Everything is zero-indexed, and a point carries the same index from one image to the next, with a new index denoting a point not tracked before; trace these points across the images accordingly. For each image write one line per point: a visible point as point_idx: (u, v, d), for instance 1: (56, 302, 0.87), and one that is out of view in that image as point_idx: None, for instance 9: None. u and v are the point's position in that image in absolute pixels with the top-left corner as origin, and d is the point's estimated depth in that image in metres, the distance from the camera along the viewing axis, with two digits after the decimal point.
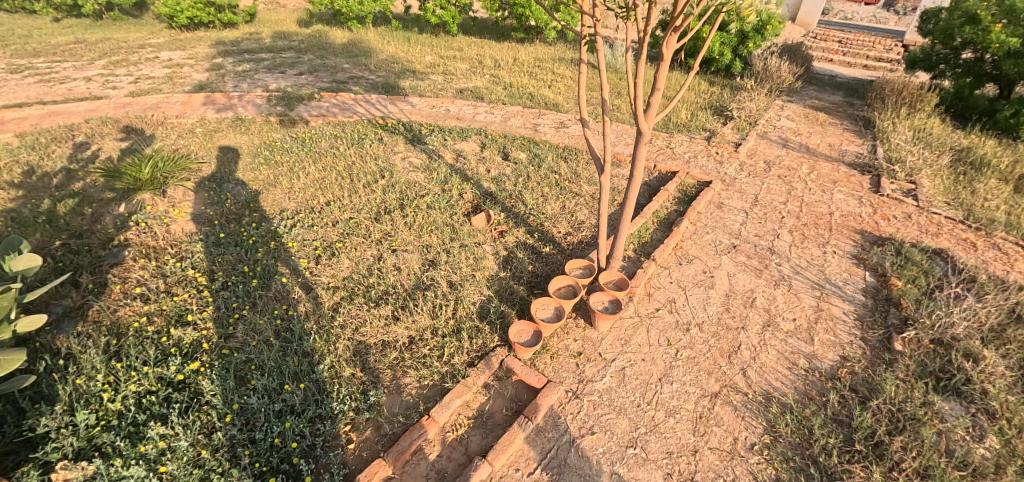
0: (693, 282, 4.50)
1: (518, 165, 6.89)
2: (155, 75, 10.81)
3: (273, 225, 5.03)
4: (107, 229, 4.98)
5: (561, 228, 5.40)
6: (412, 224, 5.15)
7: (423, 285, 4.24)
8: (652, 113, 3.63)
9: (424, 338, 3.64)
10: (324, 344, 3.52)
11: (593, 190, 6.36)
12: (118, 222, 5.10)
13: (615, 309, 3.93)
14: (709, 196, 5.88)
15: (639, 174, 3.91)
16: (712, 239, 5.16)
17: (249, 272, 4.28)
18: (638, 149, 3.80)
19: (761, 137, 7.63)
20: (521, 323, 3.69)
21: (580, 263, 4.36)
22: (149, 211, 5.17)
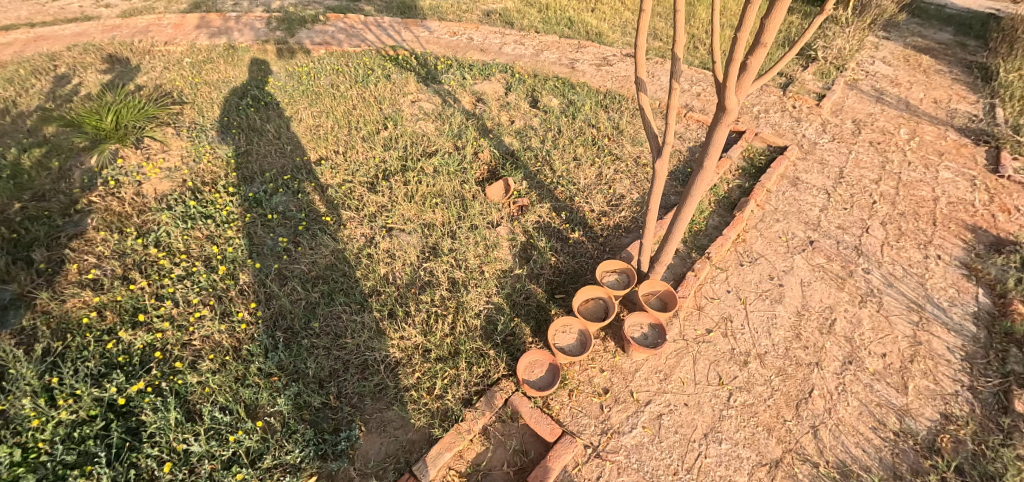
0: (756, 291, 3.63)
1: (547, 115, 5.80)
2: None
3: (254, 190, 4.32)
4: (72, 190, 4.42)
5: (593, 204, 4.47)
6: (415, 193, 4.32)
7: (419, 282, 3.53)
8: (747, 82, 2.53)
9: (416, 360, 3.01)
10: (290, 363, 2.98)
11: (636, 152, 5.30)
12: (86, 180, 4.52)
13: (656, 337, 3.12)
14: (781, 168, 4.78)
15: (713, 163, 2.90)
16: (782, 230, 4.19)
17: (218, 255, 3.68)
18: (718, 131, 2.75)
19: (849, 87, 6.17)
20: (533, 353, 2.98)
21: (619, 265, 3.50)
22: (120, 167, 4.60)
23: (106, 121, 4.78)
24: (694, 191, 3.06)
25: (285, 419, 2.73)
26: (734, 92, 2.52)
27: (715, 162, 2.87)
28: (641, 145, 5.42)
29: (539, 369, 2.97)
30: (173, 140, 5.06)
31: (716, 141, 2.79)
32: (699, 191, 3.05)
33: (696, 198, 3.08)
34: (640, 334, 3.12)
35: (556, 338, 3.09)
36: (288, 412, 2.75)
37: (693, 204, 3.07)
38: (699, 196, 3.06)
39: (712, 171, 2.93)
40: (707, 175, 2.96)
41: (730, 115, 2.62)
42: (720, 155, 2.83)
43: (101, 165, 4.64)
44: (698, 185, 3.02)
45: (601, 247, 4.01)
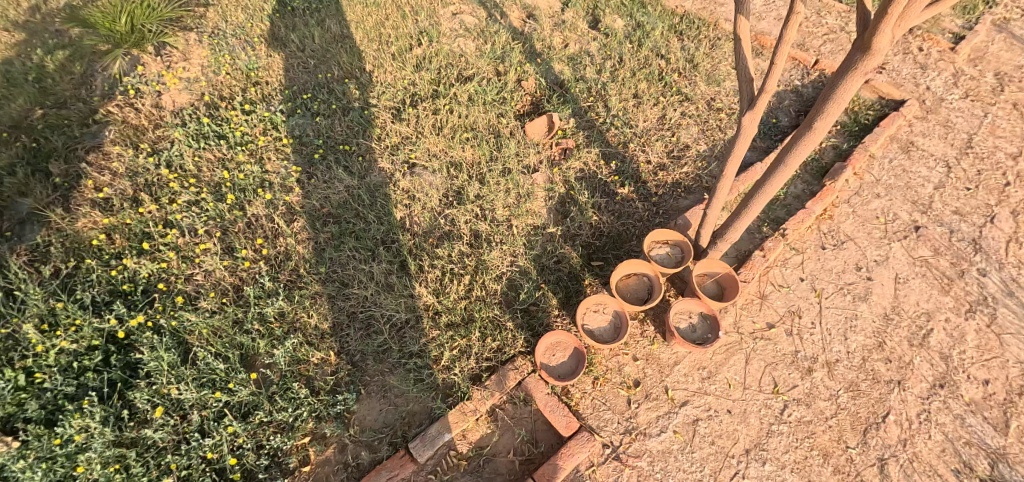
0: (837, 282, 3.12)
1: (608, 39, 4.93)
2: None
3: (270, 110, 3.95)
4: (93, 97, 4.22)
5: (649, 153, 3.81)
6: (444, 126, 3.82)
7: (438, 231, 3.13)
8: (918, 9, 1.67)
9: (424, 324, 2.68)
10: (292, 310, 2.73)
11: (711, 94, 4.48)
12: (107, 87, 4.30)
13: (706, 331, 2.66)
14: (892, 128, 3.99)
15: (825, 126, 2.12)
16: (882, 208, 3.56)
17: (230, 182, 3.41)
18: (848, 81, 1.94)
19: (999, 25, 4.86)
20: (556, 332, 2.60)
21: (674, 235, 2.92)
22: (141, 75, 4.37)
23: (119, 22, 4.49)
24: (788, 159, 2.31)
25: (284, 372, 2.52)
26: (891, 24, 1.70)
27: (829, 124, 2.09)
28: (716, 85, 4.55)
29: (562, 352, 2.60)
30: (192, 49, 4.73)
31: (839, 95, 2.00)
32: (795, 159, 2.31)
33: (789, 169, 2.34)
34: (687, 324, 2.66)
35: (586, 317, 2.67)
36: (285, 365, 2.53)
37: (782, 177, 2.35)
38: (793, 166, 2.32)
39: (821, 135, 2.16)
40: (813, 141, 2.19)
41: (873, 60, 1.81)
42: (840, 115, 2.05)
43: (119, 72, 4.41)
44: (796, 152, 2.26)
45: (652, 208, 3.43)
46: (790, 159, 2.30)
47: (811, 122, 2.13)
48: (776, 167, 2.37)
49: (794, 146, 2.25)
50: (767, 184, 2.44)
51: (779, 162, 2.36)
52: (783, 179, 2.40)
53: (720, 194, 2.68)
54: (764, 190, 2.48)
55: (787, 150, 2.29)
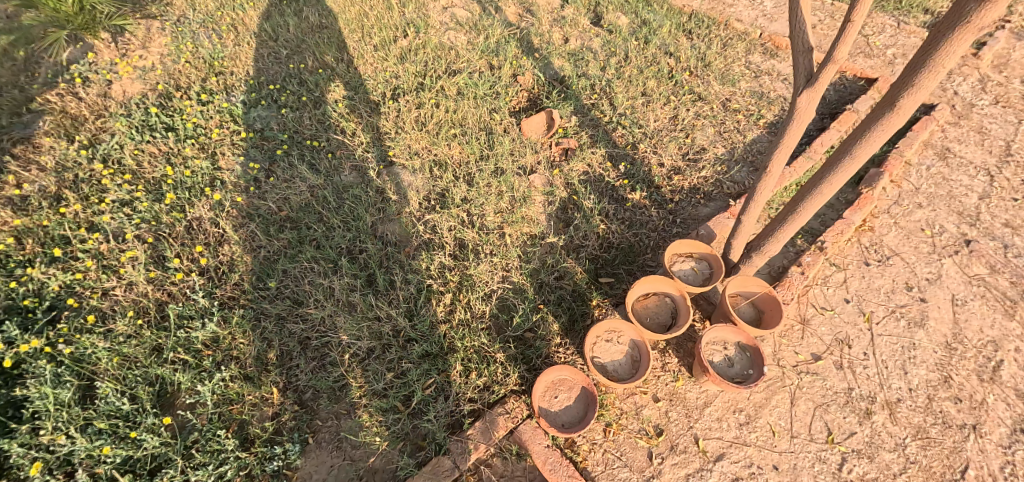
0: (888, 304, 2.62)
1: (612, 36, 4.52)
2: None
3: (230, 101, 3.46)
4: (33, 85, 3.70)
5: (662, 155, 3.35)
6: (429, 121, 3.34)
7: (416, 238, 2.60)
8: None
9: (393, 353, 2.15)
10: (230, 335, 2.20)
11: (727, 94, 4.07)
12: (51, 75, 3.79)
13: (745, 367, 2.08)
14: (926, 131, 3.59)
15: (914, 101, 1.80)
16: (927, 220, 3.10)
17: (174, 179, 2.90)
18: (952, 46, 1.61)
19: None
20: (558, 367, 2.08)
21: (699, 247, 2.41)
22: (92, 63, 3.86)
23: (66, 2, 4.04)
24: (858, 148, 2.02)
25: (210, 418, 1.97)
26: None
27: (916, 103, 1.80)
28: (732, 85, 4.14)
29: (565, 392, 2.07)
30: (152, 35, 4.27)
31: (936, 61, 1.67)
32: (868, 147, 2.01)
33: (859, 159, 2.05)
34: (722, 357, 2.10)
35: (595, 347, 2.13)
36: (213, 407, 1.99)
37: (852, 168, 2.07)
38: (863, 155, 2.04)
39: (902, 115, 1.87)
40: (892, 124, 1.90)
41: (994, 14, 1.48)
42: (930, 92, 1.76)
43: (67, 60, 3.94)
44: (873, 137, 1.96)
45: (667, 217, 2.95)
46: (861, 148, 2.02)
47: (893, 101, 1.83)
48: (841, 158, 2.08)
49: (867, 132, 1.96)
50: (829, 180, 2.15)
51: (844, 152, 2.07)
52: (847, 171, 2.13)
53: (762, 196, 2.27)
54: (823, 187, 2.18)
55: (857, 137, 2.01)
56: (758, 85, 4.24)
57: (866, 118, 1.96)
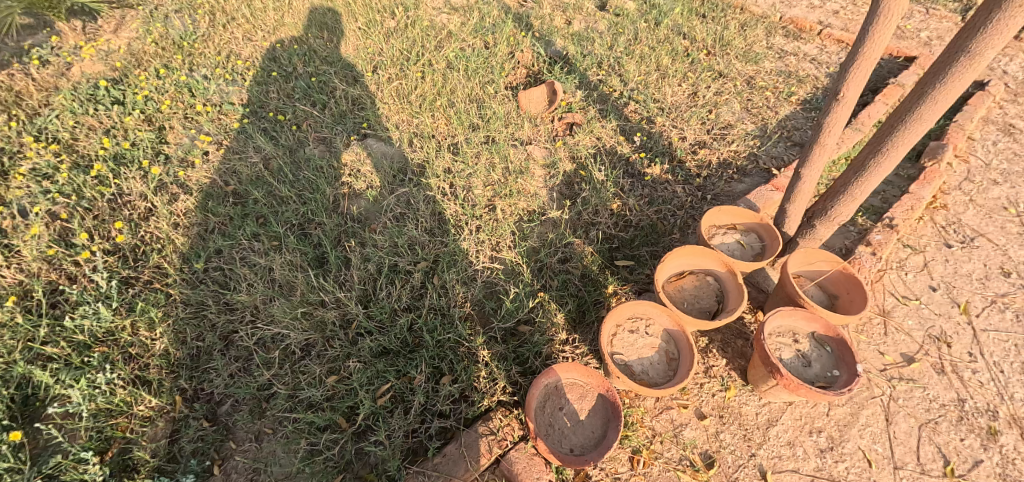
0: (985, 292, 2.05)
1: (619, 18, 4.07)
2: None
3: (191, 75, 3.02)
4: None
5: (684, 129, 2.86)
6: (411, 92, 2.87)
7: (386, 213, 2.09)
8: None
9: (337, 350, 1.61)
10: (132, 325, 1.68)
11: (750, 73, 3.60)
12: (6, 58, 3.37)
13: (828, 366, 1.48)
14: (983, 105, 3.00)
15: None
16: (1010, 196, 2.55)
17: (108, 151, 2.42)
18: None
19: None
20: (565, 365, 1.52)
21: (744, 217, 1.90)
22: (55, 46, 3.40)
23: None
24: (979, 42, 1.32)
25: (89, 437, 1.44)
26: None
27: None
28: (754, 63, 3.67)
29: (575, 401, 1.50)
30: (122, 17, 3.84)
31: None
32: (1000, 36, 1.30)
33: (983, 57, 1.34)
34: (793, 354, 1.51)
35: (614, 339, 1.56)
36: (93, 421, 1.46)
37: (966, 76, 1.36)
38: (986, 56, 1.34)
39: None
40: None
41: None
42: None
43: (28, 44, 3.53)
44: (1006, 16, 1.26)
45: (694, 193, 2.44)
46: (983, 42, 1.31)
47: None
48: (956, 59, 1.38)
49: (993, 14, 1.27)
50: (929, 102, 1.47)
51: (956, 52, 1.38)
52: (960, 87, 1.42)
53: (831, 127, 1.65)
54: (921, 114, 1.50)
55: (976, 26, 1.32)
56: (782, 65, 3.75)
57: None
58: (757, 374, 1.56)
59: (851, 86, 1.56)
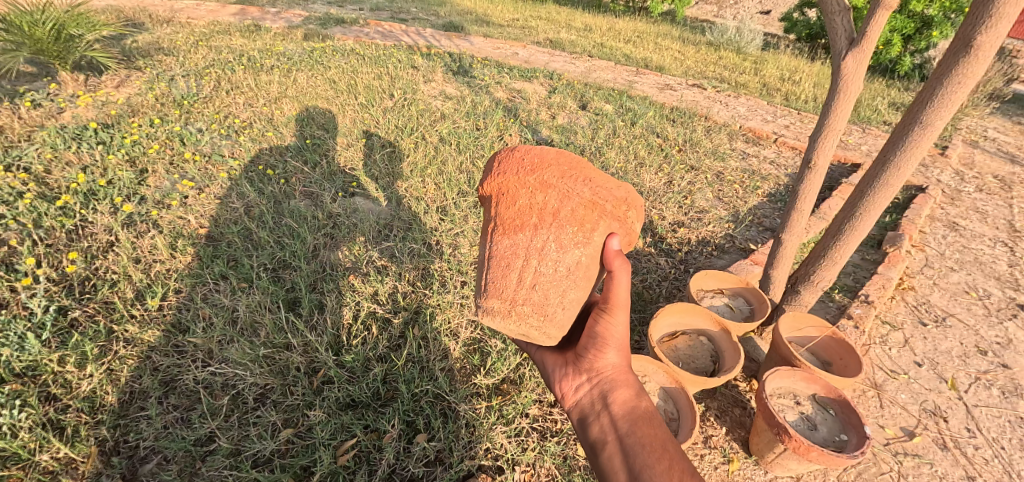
0: (959, 369, 2.07)
1: (599, 117, 4.36)
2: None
3: (186, 127, 3.04)
4: None
5: (662, 207, 2.98)
6: (403, 159, 2.96)
7: (368, 264, 2.04)
8: None
9: (297, 398, 1.53)
10: (59, 361, 1.56)
11: (719, 168, 3.76)
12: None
13: (835, 427, 1.45)
14: (927, 206, 3.26)
15: (996, 38, 1.36)
16: (968, 281, 2.66)
17: (81, 186, 2.33)
18: None
19: (977, 144, 4.71)
20: (508, 150, 1.33)
21: (728, 282, 2.03)
22: (53, 94, 3.38)
23: (41, 26, 3.61)
24: (931, 113, 1.52)
25: None
26: None
27: (1000, 37, 1.35)
28: (721, 160, 3.88)
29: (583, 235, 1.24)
30: (126, 74, 3.91)
31: None
32: (943, 113, 1.51)
33: (932, 130, 1.54)
34: (797, 416, 1.49)
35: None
36: None
37: (920, 144, 1.55)
38: (937, 127, 1.54)
39: (985, 61, 1.41)
40: (974, 73, 1.43)
41: None
42: (1017, 18, 1.32)
43: (24, 90, 3.50)
44: (945, 97, 1.48)
45: (677, 266, 2.49)
46: (934, 112, 1.51)
47: (967, 41, 1.40)
48: (908, 132, 1.58)
49: (935, 91, 1.49)
50: (894, 167, 1.63)
51: (910, 123, 1.57)
52: (918, 154, 1.60)
53: (808, 193, 1.85)
54: (887, 179, 1.66)
55: (923, 102, 1.53)
56: (745, 164, 3.99)
57: (936, 75, 1.50)
58: (762, 442, 1.46)
59: (821, 156, 1.78)
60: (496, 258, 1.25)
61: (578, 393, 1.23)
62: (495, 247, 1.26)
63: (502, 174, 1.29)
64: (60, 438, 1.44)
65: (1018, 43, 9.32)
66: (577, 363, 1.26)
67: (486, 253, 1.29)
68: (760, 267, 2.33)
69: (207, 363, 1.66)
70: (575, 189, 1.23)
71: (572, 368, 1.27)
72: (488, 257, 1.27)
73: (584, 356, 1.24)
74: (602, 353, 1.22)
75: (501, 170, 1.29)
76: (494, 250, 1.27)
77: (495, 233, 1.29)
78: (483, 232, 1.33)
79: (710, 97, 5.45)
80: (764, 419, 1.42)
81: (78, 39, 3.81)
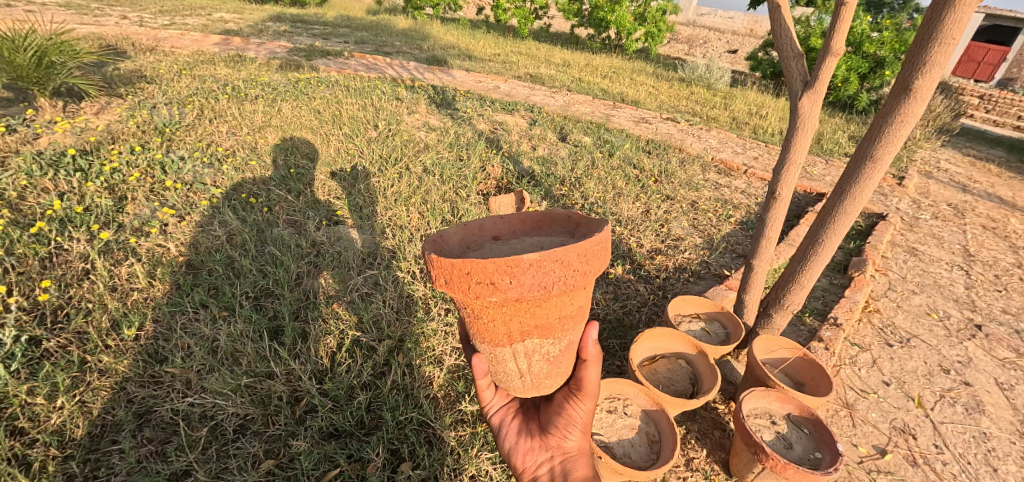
0: (922, 388, 2.16)
1: (578, 148, 4.48)
2: (189, 14, 9.06)
3: (168, 154, 3.02)
4: None
5: (641, 233, 3.07)
6: (386, 189, 3.00)
7: (352, 292, 2.06)
8: None
9: (279, 428, 1.52)
10: (28, 393, 1.50)
11: (693, 197, 3.90)
12: None
13: (808, 448, 1.52)
14: (888, 232, 3.43)
15: (931, 80, 1.49)
16: (930, 303, 2.80)
17: (57, 213, 2.29)
18: (951, 13, 1.39)
19: (931, 175, 5.01)
20: (592, 244, 1.01)
21: (704, 306, 2.13)
22: (29, 120, 3.34)
23: (23, 53, 3.60)
24: (880, 148, 1.65)
25: None
26: None
27: (935, 81, 1.50)
28: (696, 190, 4.03)
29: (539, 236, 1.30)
30: (107, 101, 3.90)
31: (948, 27, 1.41)
32: (890, 148, 1.64)
33: (881, 163, 1.66)
34: (773, 436, 1.55)
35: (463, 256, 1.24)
36: None
37: (872, 175, 1.66)
38: (886, 160, 1.66)
39: (924, 102, 1.54)
40: (915, 112, 1.56)
41: None
42: (949, 65, 1.47)
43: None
44: (890, 134, 1.61)
45: (655, 291, 2.56)
46: (883, 147, 1.64)
47: (907, 84, 1.54)
48: (860, 165, 1.70)
49: (882, 128, 1.63)
50: (850, 197, 1.75)
51: (862, 156, 1.70)
52: (871, 185, 1.72)
53: (774, 223, 1.96)
54: (845, 208, 1.78)
55: (872, 138, 1.66)
56: (718, 194, 4.15)
57: (883, 112, 1.63)
58: (740, 463, 1.50)
59: (784, 188, 1.90)
60: (574, 346, 1.21)
61: (541, 468, 1.25)
62: (576, 336, 1.19)
63: (592, 274, 1.06)
64: (25, 474, 1.38)
65: (962, 82, 10.05)
66: (543, 437, 1.26)
67: (562, 347, 1.17)
68: (734, 292, 2.42)
69: (185, 393, 1.62)
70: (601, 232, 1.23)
71: (537, 440, 1.26)
72: (566, 350, 1.18)
73: (549, 432, 1.25)
74: (567, 433, 1.23)
75: (595, 270, 1.06)
76: (572, 339, 1.19)
77: (575, 323, 1.16)
78: (558, 332, 1.12)
79: (683, 130, 5.69)
80: (741, 440, 1.47)
81: (60, 66, 3.80)
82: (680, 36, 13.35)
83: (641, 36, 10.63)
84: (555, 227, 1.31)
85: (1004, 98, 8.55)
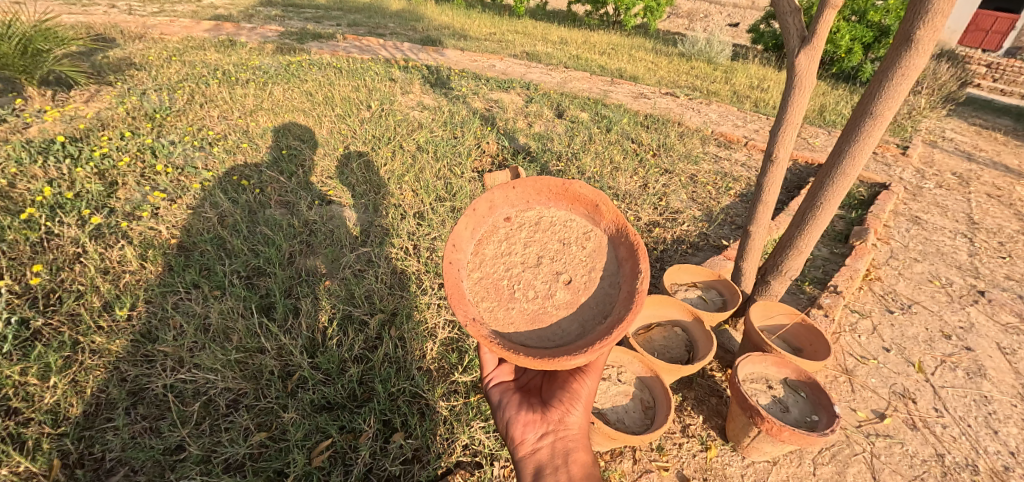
0: (921, 352, 2.15)
1: (575, 124, 4.40)
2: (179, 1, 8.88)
3: (158, 139, 2.97)
4: None
5: (638, 206, 3.03)
6: (379, 169, 2.96)
7: (345, 270, 2.04)
8: None
9: (271, 401, 1.52)
10: (21, 373, 1.50)
11: (693, 170, 3.84)
12: None
13: (805, 412, 1.50)
14: (890, 201, 3.37)
15: (935, 29, 1.43)
16: (932, 270, 2.76)
17: (47, 199, 2.26)
18: None
19: (934, 144, 4.92)
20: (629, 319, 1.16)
21: (701, 274, 2.12)
22: (16, 109, 3.29)
23: (7, 41, 3.54)
24: (881, 104, 1.59)
25: None
26: None
27: (937, 32, 1.44)
28: (695, 163, 3.96)
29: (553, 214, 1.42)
30: (96, 88, 3.84)
31: None
32: (890, 104, 1.59)
33: (882, 120, 1.62)
34: (770, 400, 1.54)
35: (479, 250, 1.36)
36: None
37: (873, 133, 1.62)
38: (886, 117, 1.61)
39: (925, 54, 1.49)
40: (916, 65, 1.50)
41: None
42: (952, 14, 1.41)
43: None
44: (891, 90, 1.56)
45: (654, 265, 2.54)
46: (883, 103, 1.58)
47: (908, 36, 1.48)
48: (860, 124, 1.66)
49: (882, 84, 1.57)
50: (849, 157, 1.71)
51: (863, 113, 1.64)
52: (871, 144, 1.67)
53: (771, 187, 1.92)
54: (844, 169, 1.74)
55: (872, 94, 1.60)
56: (717, 167, 4.08)
57: (883, 66, 1.57)
58: (737, 427, 1.49)
59: (781, 149, 1.85)
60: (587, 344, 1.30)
61: (540, 442, 1.16)
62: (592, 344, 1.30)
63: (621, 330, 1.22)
64: (21, 452, 1.39)
65: (969, 51, 9.81)
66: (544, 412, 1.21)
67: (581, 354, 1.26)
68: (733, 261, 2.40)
69: (178, 371, 1.62)
70: (618, 240, 1.35)
71: (538, 413, 1.21)
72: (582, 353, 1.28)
73: (551, 406, 1.20)
74: (571, 408, 1.19)
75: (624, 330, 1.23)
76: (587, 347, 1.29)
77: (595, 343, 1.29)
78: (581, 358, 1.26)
79: (683, 104, 5.60)
80: (737, 404, 1.46)
81: (47, 54, 3.73)
82: (680, 11, 13.03)
83: (640, 12, 10.38)
84: (574, 208, 1.42)
85: (1011, 66, 8.35)
